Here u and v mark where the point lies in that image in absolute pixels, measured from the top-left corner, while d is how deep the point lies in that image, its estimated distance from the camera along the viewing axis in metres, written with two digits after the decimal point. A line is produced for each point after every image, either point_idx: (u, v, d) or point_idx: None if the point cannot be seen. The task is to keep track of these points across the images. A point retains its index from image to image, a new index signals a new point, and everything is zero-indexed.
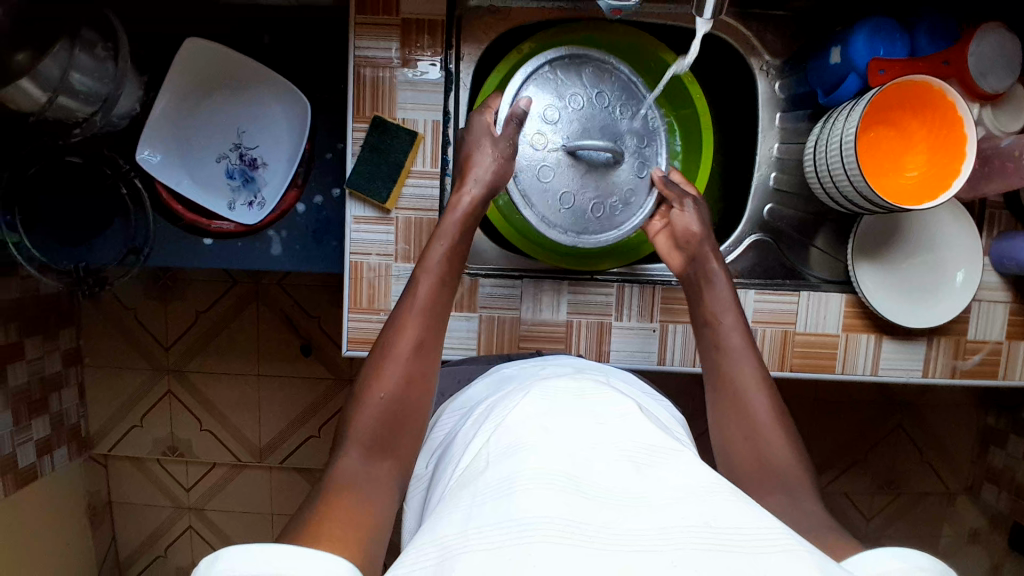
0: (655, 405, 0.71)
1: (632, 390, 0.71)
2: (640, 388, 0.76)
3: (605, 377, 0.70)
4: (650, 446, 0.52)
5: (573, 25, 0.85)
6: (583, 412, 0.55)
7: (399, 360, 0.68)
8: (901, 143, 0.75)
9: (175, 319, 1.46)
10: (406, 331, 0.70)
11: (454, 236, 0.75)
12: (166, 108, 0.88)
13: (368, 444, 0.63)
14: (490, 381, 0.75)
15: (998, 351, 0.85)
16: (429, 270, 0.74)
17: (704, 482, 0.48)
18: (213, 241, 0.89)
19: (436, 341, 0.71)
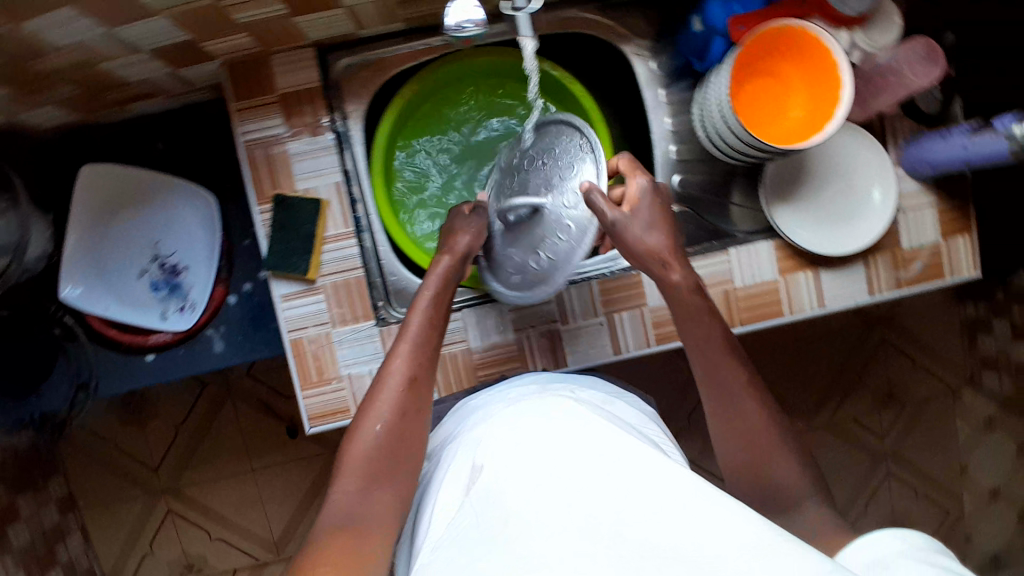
0: (624, 408, 0.76)
1: (597, 399, 0.73)
2: (606, 391, 0.80)
3: (568, 390, 0.73)
4: (625, 463, 0.55)
5: (452, 56, 0.85)
6: (552, 437, 0.58)
7: (389, 395, 0.66)
8: (779, 88, 0.76)
9: (157, 440, 1.44)
10: (397, 365, 0.69)
11: (441, 285, 0.75)
12: (77, 239, 0.86)
13: (363, 476, 0.62)
14: (459, 414, 0.77)
15: (936, 252, 0.87)
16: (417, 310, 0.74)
17: (685, 486, 0.51)
18: (154, 355, 0.91)
19: (428, 380, 0.70)
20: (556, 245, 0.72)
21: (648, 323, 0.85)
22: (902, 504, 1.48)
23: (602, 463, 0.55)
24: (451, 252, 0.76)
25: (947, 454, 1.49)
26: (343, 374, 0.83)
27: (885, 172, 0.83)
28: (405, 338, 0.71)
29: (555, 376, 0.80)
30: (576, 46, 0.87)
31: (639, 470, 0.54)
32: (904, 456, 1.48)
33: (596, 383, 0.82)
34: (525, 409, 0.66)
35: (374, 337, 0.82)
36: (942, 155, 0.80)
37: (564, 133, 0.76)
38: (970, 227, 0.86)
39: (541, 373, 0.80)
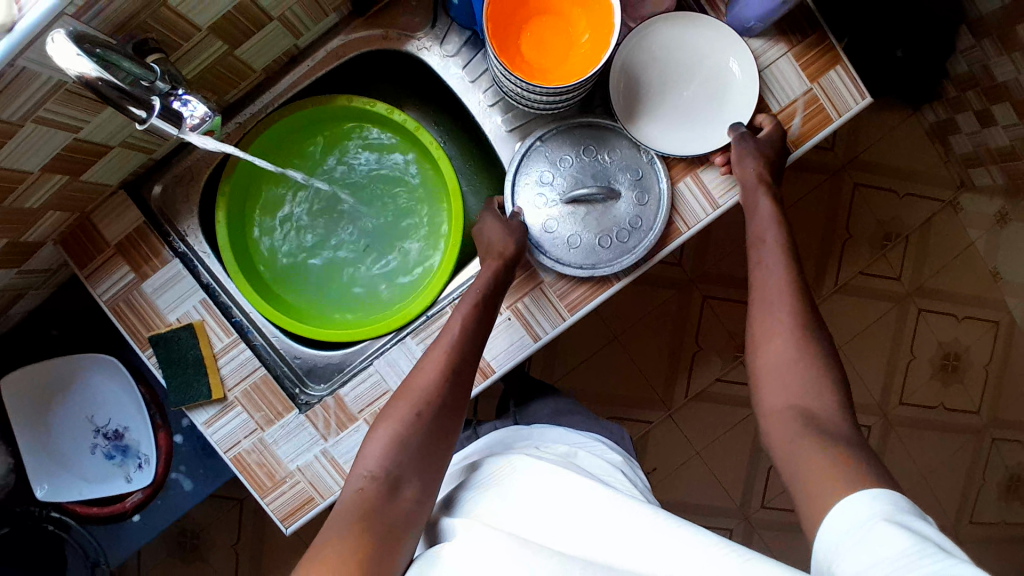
0: (590, 458, 0.78)
1: (569, 454, 0.78)
2: (572, 442, 0.82)
3: (567, 455, 0.77)
4: (612, 517, 0.59)
5: (252, 132, 0.83)
6: (580, 502, 0.62)
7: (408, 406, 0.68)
8: (560, 20, 0.72)
9: (219, 564, 1.47)
10: (431, 363, 0.71)
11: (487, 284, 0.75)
12: (28, 442, 0.91)
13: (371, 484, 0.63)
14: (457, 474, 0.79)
15: (813, 99, 0.77)
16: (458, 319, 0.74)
17: (655, 533, 0.56)
18: (139, 514, 0.92)
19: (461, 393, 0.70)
20: (572, 242, 0.78)
21: (554, 300, 0.79)
22: (945, 334, 1.39)
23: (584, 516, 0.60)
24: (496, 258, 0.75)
25: (972, 267, 1.38)
26: (291, 469, 0.82)
27: (735, 39, 0.77)
28: (439, 348, 0.72)
29: (530, 435, 0.84)
30: (364, 65, 0.85)
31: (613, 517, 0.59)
32: (930, 287, 1.38)
33: (567, 435, 0.85)
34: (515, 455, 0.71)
35: (303, 424, 0.82)
36: (758, 7, 0.73)
37: (649, 193, 0.78)
38: (840, 56, 0.77)
39: (499, 434, 0.85)
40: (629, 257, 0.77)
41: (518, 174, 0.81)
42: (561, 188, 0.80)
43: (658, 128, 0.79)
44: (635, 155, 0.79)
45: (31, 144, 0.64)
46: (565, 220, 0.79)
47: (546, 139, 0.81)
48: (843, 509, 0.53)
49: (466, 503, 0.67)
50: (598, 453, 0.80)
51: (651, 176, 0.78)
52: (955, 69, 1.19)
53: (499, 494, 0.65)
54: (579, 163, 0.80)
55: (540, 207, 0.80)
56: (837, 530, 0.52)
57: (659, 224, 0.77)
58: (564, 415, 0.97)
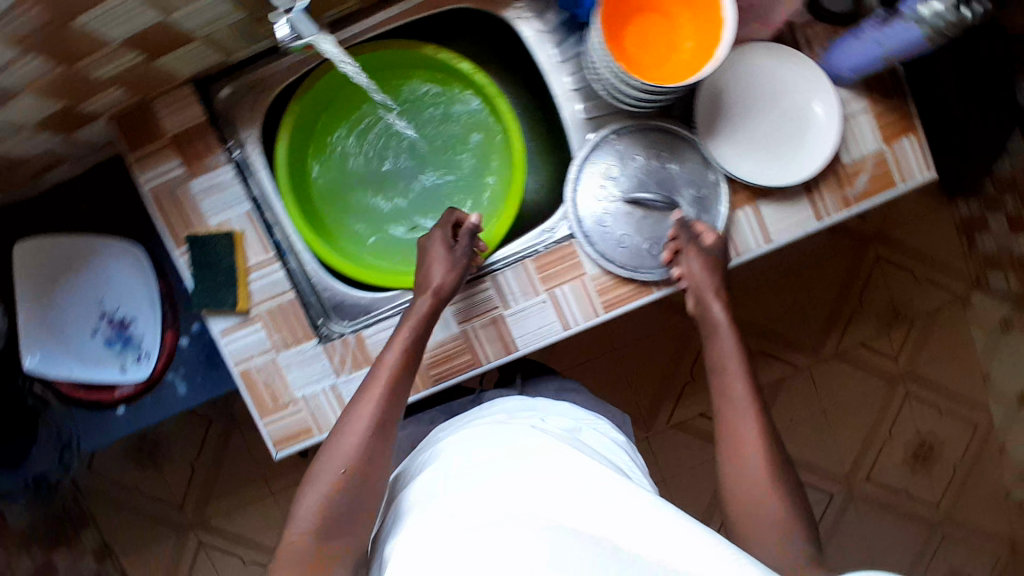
0: (593, 434, 0.79)
1: (566, 423, 0.80)
2: (576, 417, 0.84)
3: (571, 431, 0.78)
4: (595, 488, 0.58)
5: (338, 58, 0.83)
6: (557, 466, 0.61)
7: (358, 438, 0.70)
8: (667, 24, 0.73)
9: (172, 479, 1.46)
10: (365, 403, 0.72)
11: (421, 324, 0.78)
12: (27, 312, 0.87)
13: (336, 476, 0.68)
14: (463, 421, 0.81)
15: (883, 160, 0.80)
16: (386, 367, 0.75)
17: (639, 509, 0.55)
18: (124, 407, 0.91)
19: (394, 420, 0.73)
20: (620, 241, 0.79)
21: (591, 292, 0.80)
22: (926, 424, 1.43)
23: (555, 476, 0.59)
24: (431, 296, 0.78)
25: (966, 365, 1.43)
26: (297, 396, 0.82)
27: (828, 87, 0.77)
28: (380, 380, 0.74)
29: (535, 405, 0.86)
30: (461, 20, 0.86)
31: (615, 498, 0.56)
32: (923, 374, 1.42)
33: (569, 408, 0.87)
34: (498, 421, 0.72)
35: (319, 356, 0.82)
36: (860, 57, 0.75)
37: (708, 214, 0.79)
38: (915, 125, 0.79)
39: (512, 402, 0.86)
40: (670, 269, 0.79)
41: (585, 163, 0.80)
42: (624, 186, 0.80)
43: (731, 150, 0.79)
44: (703, 172, 0.80)
45: (121, 13, 0.62)
46: (620, 218, 0.80)
47: (622, 135, 0.80)
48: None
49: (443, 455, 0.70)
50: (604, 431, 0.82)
51: (714, 196, 0.79)
52: (999, 171, 1.23)
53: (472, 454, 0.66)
54: (648, 166, 0.80)
55: (599, 200, 0.80)
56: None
57: (707, 246, 0.78)
58: (567, 393, 0.99)
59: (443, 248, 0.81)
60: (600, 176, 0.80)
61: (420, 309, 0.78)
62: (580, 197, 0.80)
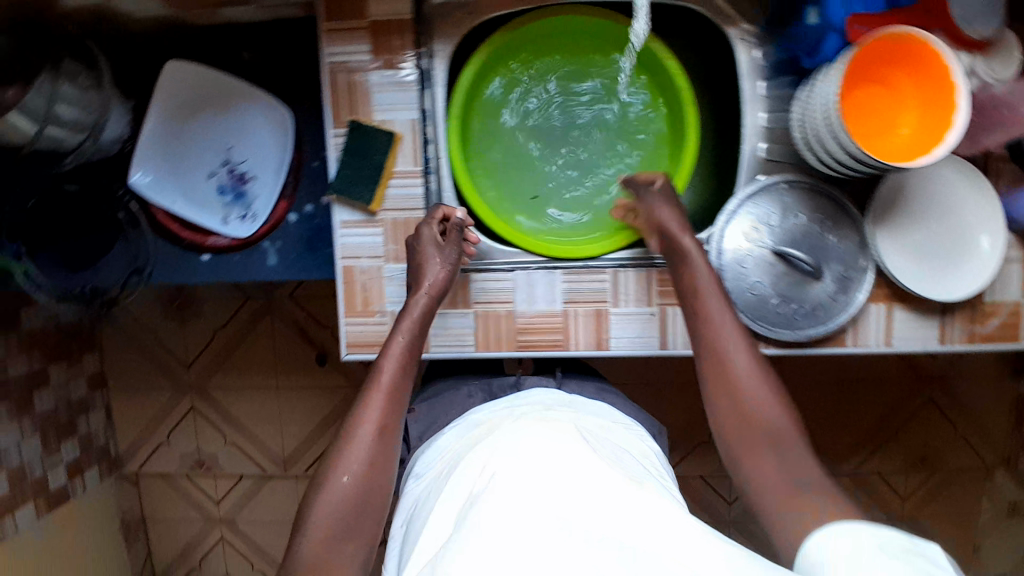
0: (626, 437, 0.79)
1: (599, 424, 0.78)
2: (612, 417, 0.82)
3: (606, 432, 0.77)
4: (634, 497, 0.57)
5: (555, 10, 0.79)
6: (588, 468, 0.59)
7: (360, 447, 0.63)
8: (890, 98, 0.72)
9: (192, 337, 1.50)
10: (371, 408, 0.65)
11: (415, 328, 0.72)
12: (154, 131, 0.86)
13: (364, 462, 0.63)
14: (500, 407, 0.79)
15: (1018, 312, 0.81)
16: (391, 357, 0.69)
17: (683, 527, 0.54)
18: (210, 255, 0.91)
19: (399, 426, 0.66)
20: (752, 287, 0.79)
21: None
22: None
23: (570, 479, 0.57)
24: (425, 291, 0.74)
25: (960, 531, 1.45)
26: (387, 310, 0.82)
27: (1000, 221, 0.78)
28: (380, 390, 0.67)
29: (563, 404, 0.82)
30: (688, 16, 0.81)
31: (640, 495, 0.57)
32: (920, 523, 1.44)
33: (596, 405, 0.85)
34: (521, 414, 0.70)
35: None
36: None
37: (844, 294, 0.79)
38: None
39: (555, 394, 0.84)
40: (788, 332, 0.79)
41: (747, 202, 0.80)
42: (777, 236, 0.79)
43: (888, 245, 0.79)
44: (854, 253, 0.80)
45: None
46: (762, 266, 0.79)
47: (793, 188, 0.79)
48: (830, 541, 0.53)
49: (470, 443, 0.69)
50: (627, 436, 0.79)
51: (858, 280, 0.79)
52: None
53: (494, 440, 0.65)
54: (806, 228, 0.79)
55: (747, 240, 0.79)
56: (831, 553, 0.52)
57: (832, 324, 0.79)
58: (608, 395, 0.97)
59: (435, 241, 0.76)
60: (756, 218, 0.80)
61: (418, 304, 0.73)
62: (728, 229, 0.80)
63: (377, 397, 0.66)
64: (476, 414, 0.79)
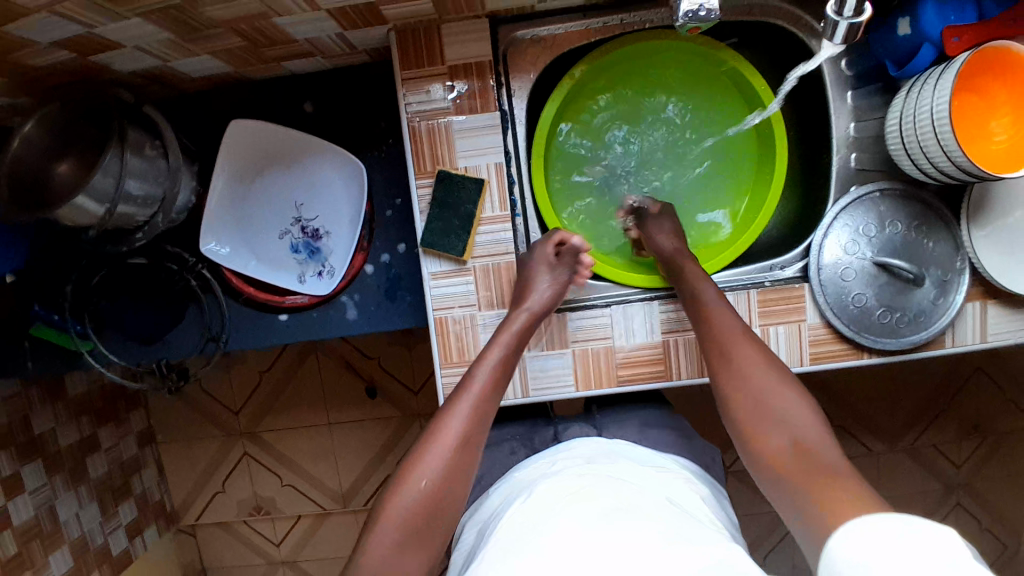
0: (680, 488, 0.70)
1: (642, 469, 0.71)
2: (664, 464, 0.76)
3: (656, 479, 0.70)
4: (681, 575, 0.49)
5: (630, 37, 0.79)
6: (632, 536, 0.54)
7: (440, 455, 0.63)
8: (983, 105, 0.72)
9: (239, 384, 1.48)
10: (458, 415, 0.66)
11: (513, 341, 0.73)
12: (223, 192, 0.84)
13: (412, 509, 0.61)
14: (540, 462, 0.76)
15: None
16: (487, 366, 0.70)
17: None
18: (288, 315, 0.88)
19: (478, 443, 0.67)
20: (851, 298, 0.78)
21: (804, 339, 0.79)
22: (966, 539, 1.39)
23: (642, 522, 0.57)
24: (526, 309, 0.75)
25: None
26: None
27: None
28: (468, 396, 0.68)
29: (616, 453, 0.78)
30: (762, 35, 0.82)
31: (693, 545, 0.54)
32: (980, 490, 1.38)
33: (654, 454, 0.78)
34: (567, 477, 0.67)
35: None
36: None
37: (943, 298, 0.78)
38: None
39: (602, 441, 0.78)
40: (890, 341, 0.78)
41: (838, 216, 0.80)
42: (873, 247, 0.79)
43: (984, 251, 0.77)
44: (952, 253, 0.79)
45: None
46: (860, 277, 0.79)
47: (883, 198, 0.79)
48: (843, 545, 0.48)
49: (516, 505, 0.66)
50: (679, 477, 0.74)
51: (957, 283, 0.78)
52: None
53: (539, 509, 0.62)
54: (903, 235, 0.79)
55: (844, 253, 0.79)
56: (851, 556, 0.47)
57: (932, 330, 0.77)
58: (650, 430, 0.86)
59: (548, 261, 0.77)
60: (848, 229, 0.80)
61: (518, 318, 0.74)
62: (820, 242, 0.79)
63: (463, 403, 0.67)
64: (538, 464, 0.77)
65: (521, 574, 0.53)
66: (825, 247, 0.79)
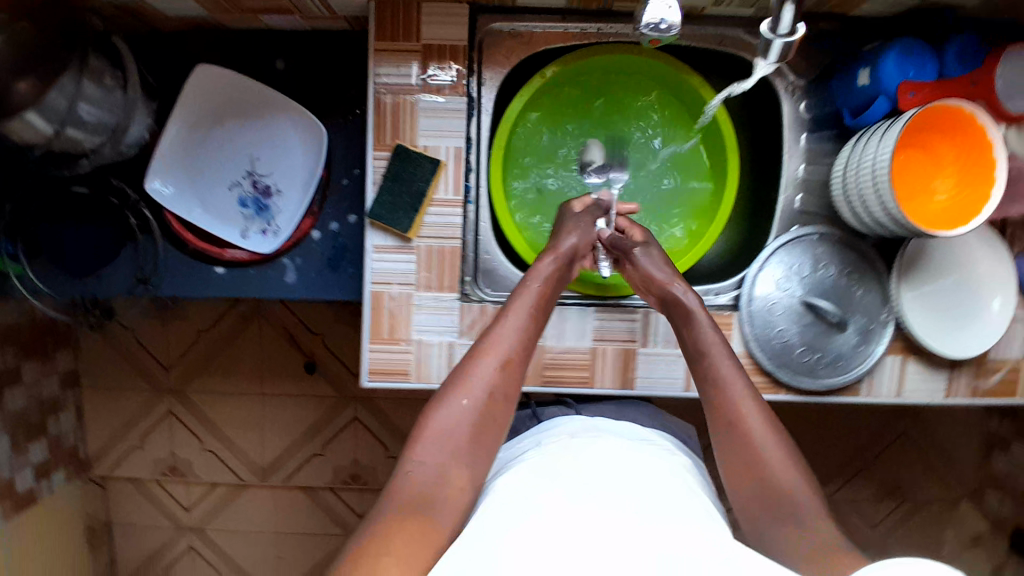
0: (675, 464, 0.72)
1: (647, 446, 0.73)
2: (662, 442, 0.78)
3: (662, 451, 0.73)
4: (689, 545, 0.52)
5: (601, 49, 0.81)
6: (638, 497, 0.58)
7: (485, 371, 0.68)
8: (927, 163, 0.75)
9: (174, 339, 1.44)
10: (499, 339, 0.71)
11: (551, 281, 0.77)
12: (175, 136, 0.83)
13: (452, 429, 0.65)
14: (534, 438, 0.78)
15: (1018, 370, 0.85)
16: (520, 301, 0.75)
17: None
18: (224, 268, 0.87)
19: (520, 365, 0.72)
20: (776, 333, 0.81)
21: None
22: None
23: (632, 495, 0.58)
24: (554, 254, 0.78)
25: None
26: (413, 338, 0.81)
27: (1008, 285, 0.82)
28: (509, 321, 0.73)
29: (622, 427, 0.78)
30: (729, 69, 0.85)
31: (676, 518, 0.55)
32: (889, 550, 1.40)
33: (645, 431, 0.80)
34: (574, 442, 0.69)
35: (453, 310, 0.81)
36: None
37: (864, 347, 0.81)
38: None
39: (595, 419, 0.80)
40: (807, 380, 0.80)
41: (776, 252, 0.82)
42: (805, 287, 0.82)
43: (910, 304, 0.81)
44: (878, 307, 0.82)
45: None
46: (788, 314, 0.81)
47: (821, 242, 0.82)
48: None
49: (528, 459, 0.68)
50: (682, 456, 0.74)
51: (879, 333, 0.81)
52: None
53: (549, 469, 0.64)
54: (834, 280, 0.82)
55: (777, 288, 0.82)
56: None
57: (851, 375, 0.80)
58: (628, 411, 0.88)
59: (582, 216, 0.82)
60: (785, 267, 0.82)
61: (546, 263, 0.78)
62: (755, 276, 0.82)
63: (508, 325, 0.72)
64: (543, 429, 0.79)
65: (525, 530, 0.53)
66: (759, 280, 0.82)
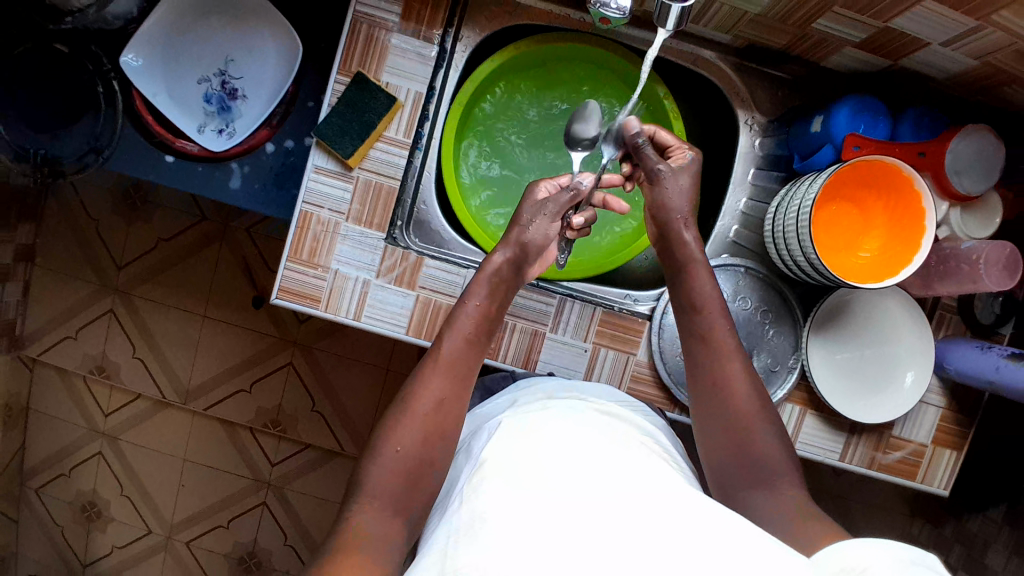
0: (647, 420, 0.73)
1: (624, 408, 0.73)
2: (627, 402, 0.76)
3: (634, 413, 0.73)
4: (653, 503, 0.52)
5: (579, 35, 0.84)
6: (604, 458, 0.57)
7: (438, 378, 0.70)
8: (859, 222, 0.76)
9: (136, 241, 1.46)
10: (449, 344, 0.73)
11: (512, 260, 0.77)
12: (157, 19, 0.85)
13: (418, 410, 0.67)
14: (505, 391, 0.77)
15: (921, 453, 0.83)
16: (481, 281, 0.76)
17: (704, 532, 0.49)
18: (173, 158, 0.88)
19: (469, 367, 0.73)
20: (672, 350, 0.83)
21: (627, 373, 0.83)
22: None
23: (613, 471, 0.56)
24: (505, 247, 0.78)
25: None
26: (331, 267, 0.80)
27: (928, 366, 0.80)
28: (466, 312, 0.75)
29: (611, 394, 0.77)
30: (699, 88, 0.89)
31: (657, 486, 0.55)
32: None
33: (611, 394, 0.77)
34: (552, 400, 0.69)
35: (376, 249, 0.81)
36: (966, 362, 0.78)
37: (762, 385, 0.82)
38: (962, 447, 0.83)
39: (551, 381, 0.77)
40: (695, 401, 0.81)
41: None
42: None
43: (819, 357, 0.81)
44: (787, 350, 0.83)
45: None
46: None
47: (743, 274, 0.83)
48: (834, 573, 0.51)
49: (507, 415, 0.67)
50: (664, 433, 0.73)
51: (783, 376, 0.82)
52: (965, 521, 1.16)
53: (524, 425, 0.63)
54: (747, 313, 0.83)
55: None
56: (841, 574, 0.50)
57: None
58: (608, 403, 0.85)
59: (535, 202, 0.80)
60: None
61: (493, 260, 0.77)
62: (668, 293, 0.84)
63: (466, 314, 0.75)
64: (525, 383, 0.76)
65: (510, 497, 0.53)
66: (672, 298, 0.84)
